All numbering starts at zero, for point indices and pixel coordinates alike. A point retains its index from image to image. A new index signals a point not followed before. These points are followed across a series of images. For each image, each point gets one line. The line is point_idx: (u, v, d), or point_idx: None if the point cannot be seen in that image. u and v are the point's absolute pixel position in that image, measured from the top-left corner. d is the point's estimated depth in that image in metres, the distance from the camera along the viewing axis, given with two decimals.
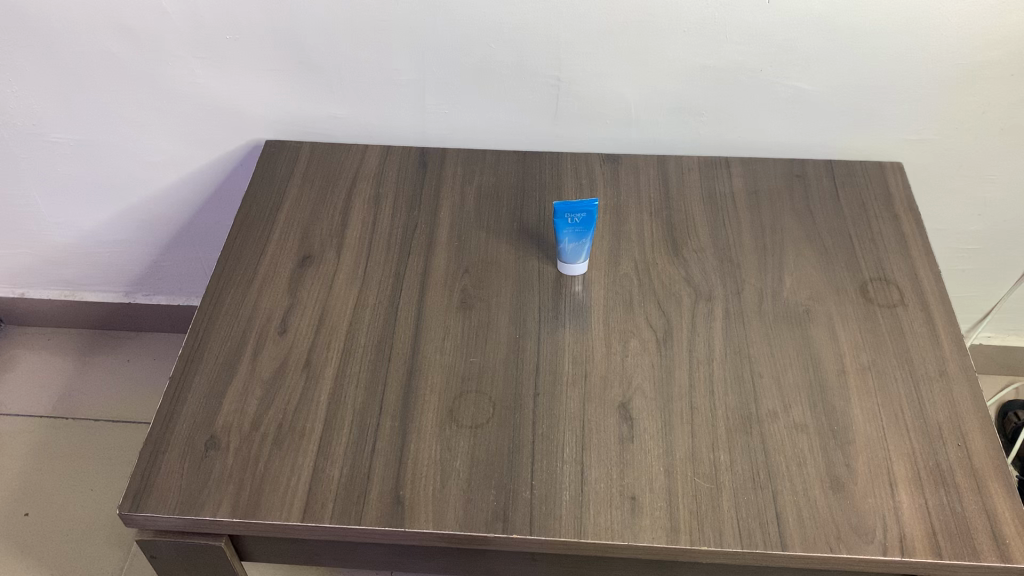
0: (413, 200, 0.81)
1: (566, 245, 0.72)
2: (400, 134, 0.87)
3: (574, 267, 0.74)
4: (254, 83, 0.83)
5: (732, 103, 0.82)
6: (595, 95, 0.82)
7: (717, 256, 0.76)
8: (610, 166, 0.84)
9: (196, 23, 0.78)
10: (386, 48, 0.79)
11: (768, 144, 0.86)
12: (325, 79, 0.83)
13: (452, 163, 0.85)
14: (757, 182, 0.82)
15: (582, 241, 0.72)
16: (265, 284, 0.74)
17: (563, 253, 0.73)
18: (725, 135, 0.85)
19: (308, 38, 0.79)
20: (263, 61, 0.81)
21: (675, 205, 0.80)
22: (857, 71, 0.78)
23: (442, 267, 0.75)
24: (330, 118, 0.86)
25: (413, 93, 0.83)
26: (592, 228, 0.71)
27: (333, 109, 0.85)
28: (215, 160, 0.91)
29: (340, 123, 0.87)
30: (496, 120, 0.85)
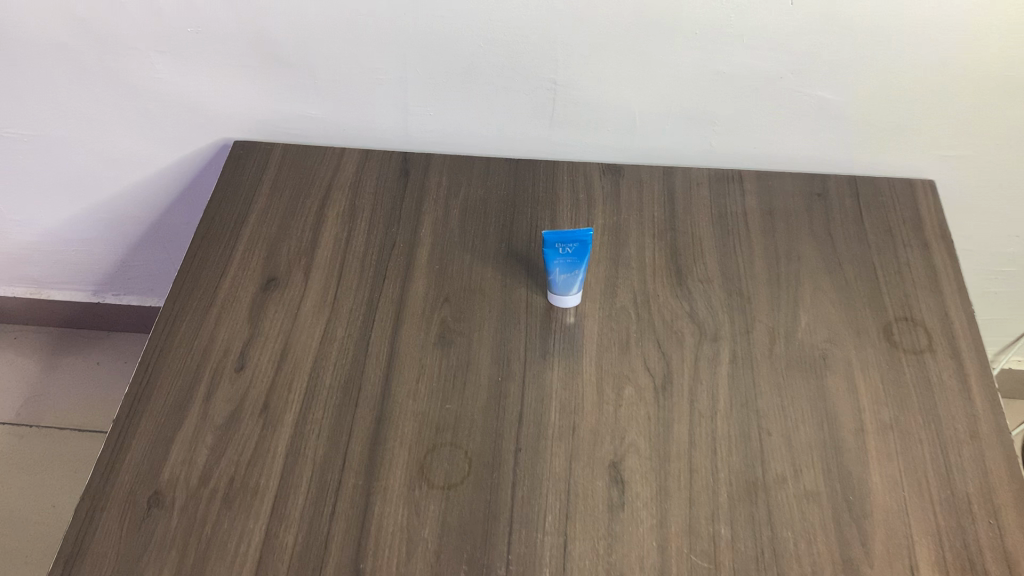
0: (391, 214, 0.73)
1: (554, 276, 0.65)
2: (382, 138, 0.79)
3: (564, 301, 0.67)
4: (220, 80, 0.75)
5: (748, 113, 0.74)
6: (596, 101, 0.74)
7: (725, 288, 0.68)
8: (611, 179, 0.76)
9: (153, 15, 0.70)
10: (363, 46, 0.71)
11: (787, 159, 0.77)
12: (297, 78, 0.74)
13: (436, 172, 0.77)
14: (773, 202, 0.74)
15: (574, 273, 0.64)
16: (224, 311, 0.67)
17: (553, 284, 0.66)
18: (739, 147, 0.77)
19: (276, 34, 0.70)
20: (229, 57, 0.73)
21: (680, 225, 0.72)
22: (888, 81, 0.70)
23: (421, 294, 0.68)
24: (304, 118, 0.78)
25: (394, 93, 0.75)
26: (586, 259, 0.64)
27: (306, 109, 0.77)
28: (182, 158, 0.84)
29: (315, 123, 0.79)
30: (485, 126, 0.77)
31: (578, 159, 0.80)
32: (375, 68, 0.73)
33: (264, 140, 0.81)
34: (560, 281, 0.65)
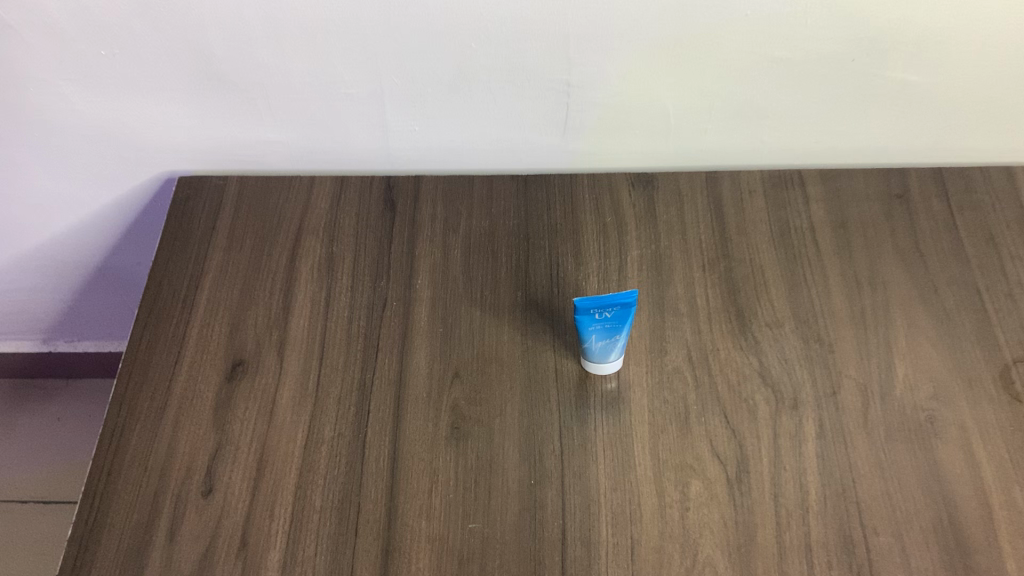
0: (378, 263, 0.59)
1: (588, 342, 0.52)
2: (358, 160, 0.65)
3: (600, 368, 0.54)
4: (152, 108, 0.60)
5: (808, 103, 0.59)
6: (621, 103, 0.59)
7: (800, 334, 0.55)
8: (643, 194, 0.62)
9: (54, 39, 0.54)
10: (321, 55, 0.56)
11: (854, 151, 0.63)
12: (243, 99, 0.59)
13: (429, 200, 0.62)
14: (845, 212, 0.60)
15: (614, 339, 0.51)
16: (182, 413, 0.54)
17: (588, 351, 0.52)
18: (796, 142, 0.63)
19: (214, 51, 0.55)
20: (158, 82, 0.58)
21: (735, 251, 0.59)
22: (989, 56, 0.55)
23: (424, 371, 0.55)
24: (260, 144, 0.64)
25: (369, 110, 0.60)
26: (629, 322, 0.51)
27: (262, 134, 0.63)
28: (119, 195, 0.69)
29: (275, 149, 0.64)
30: (483, 139, 0.63)
31: (599, 168, 0.65)
32: (340, 81, 0.58)
33: (216, 171, 0.66)
34: (595, 348, 0.52)
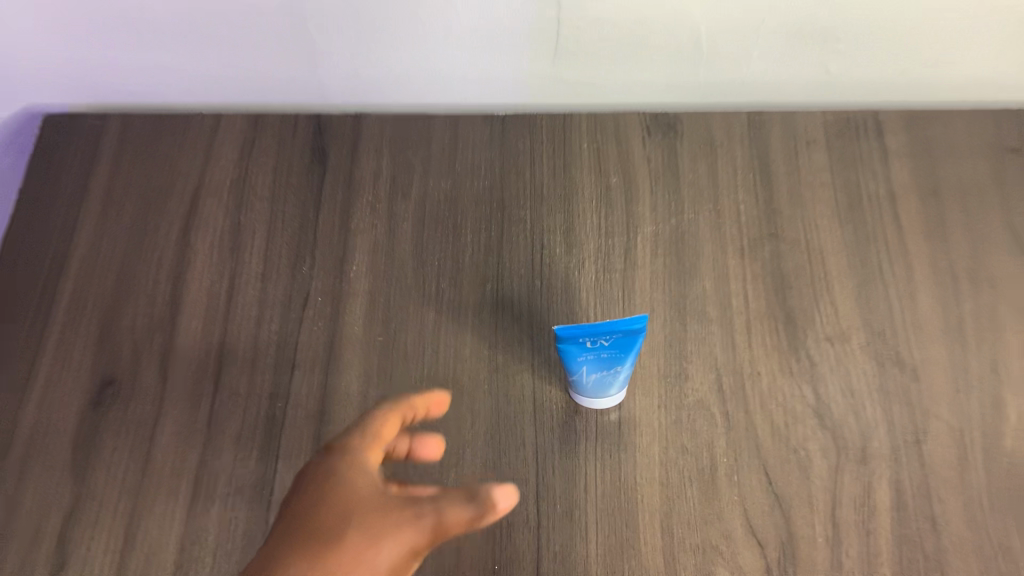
0: (300, 240, 0.44)
1: (577, 374, 0.37)
2: (276, 96, 0.48)
3: (592, 403, 0.39)
4: None
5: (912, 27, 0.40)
6: (634, 24, 0.40)
7: (873, 352, 0.40)
8: (662, 142, 0.46)
9: None
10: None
11: (967, 84, 0.45)
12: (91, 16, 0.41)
13: (371, 150, 0.46)
14: (938, 174, 0.44)
15: (613, 372, 0.37)
16: (30, 453, 0.40)
17: (579, 384, 0.38)
18: (886, 75, 0.44)
19: None
20: None
21: (785, 228, 0.43)
22: None
23: (355, 399, 0.40)
24: (141, 77, 0.46)
25: (274, 32, 0.42)
26: (634, 351, 0.36)
27: (139, 64, 0.45)
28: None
29: (162, 83, 0.47)
30: (441, 69, 0.44)
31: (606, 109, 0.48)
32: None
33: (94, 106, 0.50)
34: (586, 381, 0.37)
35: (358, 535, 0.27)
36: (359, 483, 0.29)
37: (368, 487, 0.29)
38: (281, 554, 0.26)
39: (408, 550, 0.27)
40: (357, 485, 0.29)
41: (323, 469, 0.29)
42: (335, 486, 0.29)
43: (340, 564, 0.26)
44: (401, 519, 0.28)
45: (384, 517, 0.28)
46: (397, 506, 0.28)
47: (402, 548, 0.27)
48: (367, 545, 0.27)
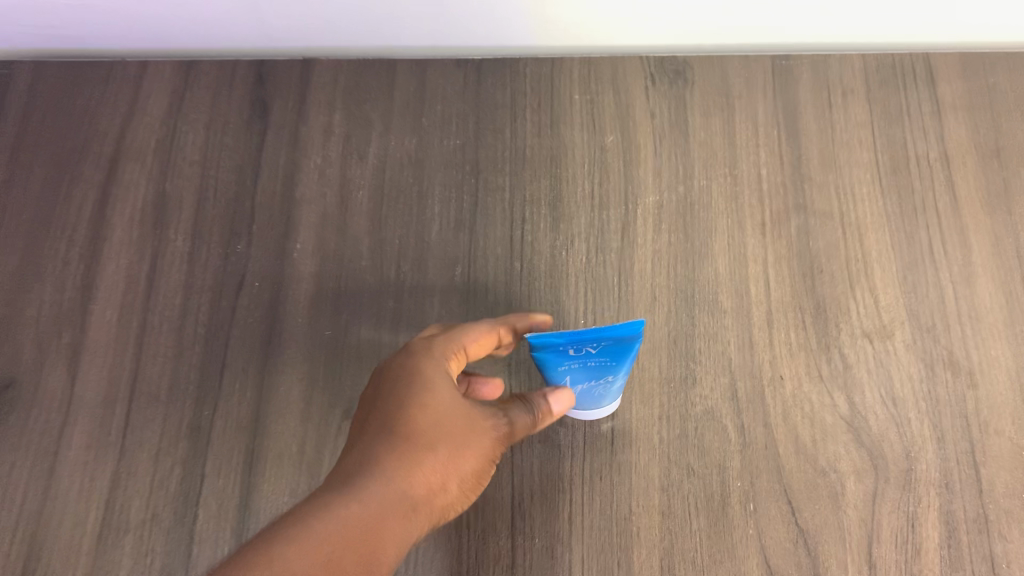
0: (235, 213, 0.37)
1: (560, 383, 0.30)
2: (208, 38, 0.39)
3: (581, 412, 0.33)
4: None
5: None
6: None
7: (920, 352, 0.33)
8: (668, 94, 0.38)
9: None
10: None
11: None
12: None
13: (321, 103, 0.39)
14: (1002, 132, 0.37)
15: (605, 382, 0.30)
16: None
17: (563, 394, 0.31)
18: (953, 12, 0.35)
19: None
20: None
21: (815, 198, 0.36)
22: None
23: (296, 407, 0.34)
24: (38, 24, 0.38)
25: None
26: (630, 358, 0.29)
27: (32, 10, 0.36)
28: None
29: (66, 28, 0.38)
30: (401, 8, 0.36)
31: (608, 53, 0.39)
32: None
33: None
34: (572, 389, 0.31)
35: (447, 440, 0.27)
36: (444, 382, 0.28)
37: (446, 383, 0.28)
38: (379, 446, 0.26)
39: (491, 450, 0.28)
40: (444, 381, 0.28)
41: (403, 361, 0.29)
42: (421, 380, 0.28)
43: (433, 468, 0.26)
44: (483, 423, 0.28)
45: (468, 423, 0.28)
46: (477, 407, 0.29)
47: (480, 460, 0.28)
48: (456, 450, 0.27)
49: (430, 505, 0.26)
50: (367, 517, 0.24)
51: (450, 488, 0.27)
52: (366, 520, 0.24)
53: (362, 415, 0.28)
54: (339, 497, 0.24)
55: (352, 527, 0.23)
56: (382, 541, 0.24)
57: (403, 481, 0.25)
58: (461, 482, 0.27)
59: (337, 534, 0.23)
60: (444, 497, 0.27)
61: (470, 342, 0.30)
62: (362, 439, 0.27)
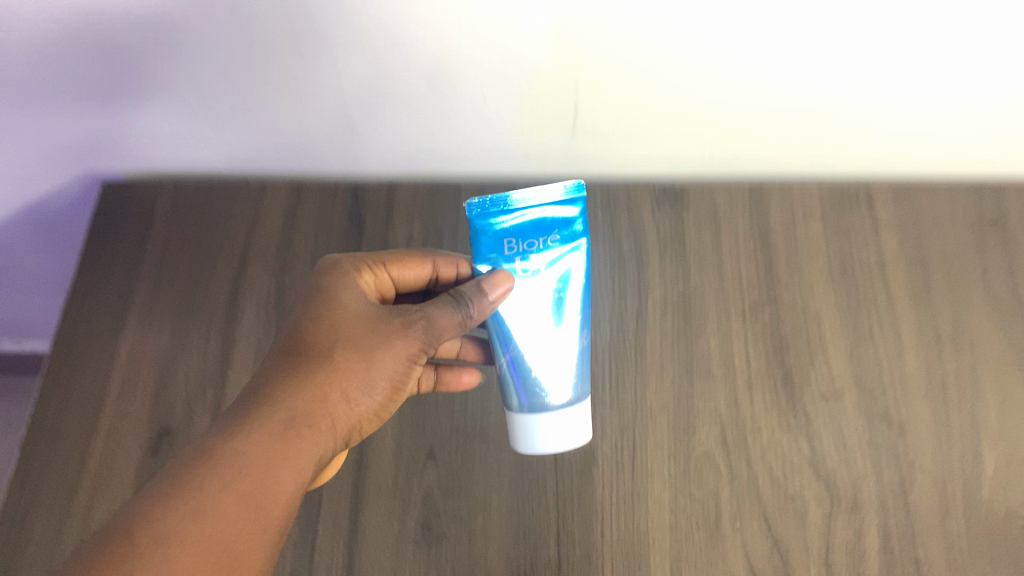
0: None
1: (512, 350, 0.37)
2: (318, 164, 0.51)
3: (551, 446, 0.37)
4: (57, 116, 0.47)
5: (912, 98, 0.43)
6: (642, 107, 0.44)
7: (863, 409, 0.44)
8: (669, 214, 0.50)
9: None
10: (235, 32, 0.40)
11: (951, 157, 0.48)
12: (155, 90, 0.44)
13: (403, 218, 0.51)
14: (923, 244, 0.48)
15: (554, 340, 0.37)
16: (96, 495, 0.43)
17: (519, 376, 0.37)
18: (874, 150, 0.48)
19: (117, 57, 0.42)
20: (59, 90, 0.44)
21: (784, 294, 0.47)
22: None
23: (389, 452, 0.44)
24: (196, 150, 0.50)
25: (314, 119, 0.46)
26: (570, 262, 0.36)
27: (198, 139, 0.49)
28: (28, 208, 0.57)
29: (215, 155, 0.51)
30: (469, 141, 0.48)
31: (623, 182, 0.51)
32: (290, 55, 0.41)
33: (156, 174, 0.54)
34: (523, 364, 0.37)
35: (350, 363, 0.36)
36: (353, 316, 0.38)
37: (354, 318, 0.38)
38: (292, 376, 0.36)
39: (388, 360, 0.37)
40: (351, 322, 0.37)
41: (325, 300, 0.38)
42: (331, 323, 0.37)
43: (335, 390, 0.36)
44: (392, 345, 0.37)
45: (368, 340, 0.37)
46: (388, 328, 0.38)
47: (383, 378, 0.37)
48: (355, 373, 0.36)
49: (327, 415, 0.35)
50: (279, 438, 0.34)
51: (346, 400, 0.36)
52: (275, 439, 0.33)
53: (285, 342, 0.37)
54: (255, 420, 0.34)
55: (254, 444, 0.33)
56: (285, 450, 0.33)
57: (309, 405, 0.35)
58: (364, 397, 0.37)
59: (249, 453, 0.32)
60: (346, 411, 0.36)
61: (399, 263, 0.42)
62: (275, 364, 0.36)
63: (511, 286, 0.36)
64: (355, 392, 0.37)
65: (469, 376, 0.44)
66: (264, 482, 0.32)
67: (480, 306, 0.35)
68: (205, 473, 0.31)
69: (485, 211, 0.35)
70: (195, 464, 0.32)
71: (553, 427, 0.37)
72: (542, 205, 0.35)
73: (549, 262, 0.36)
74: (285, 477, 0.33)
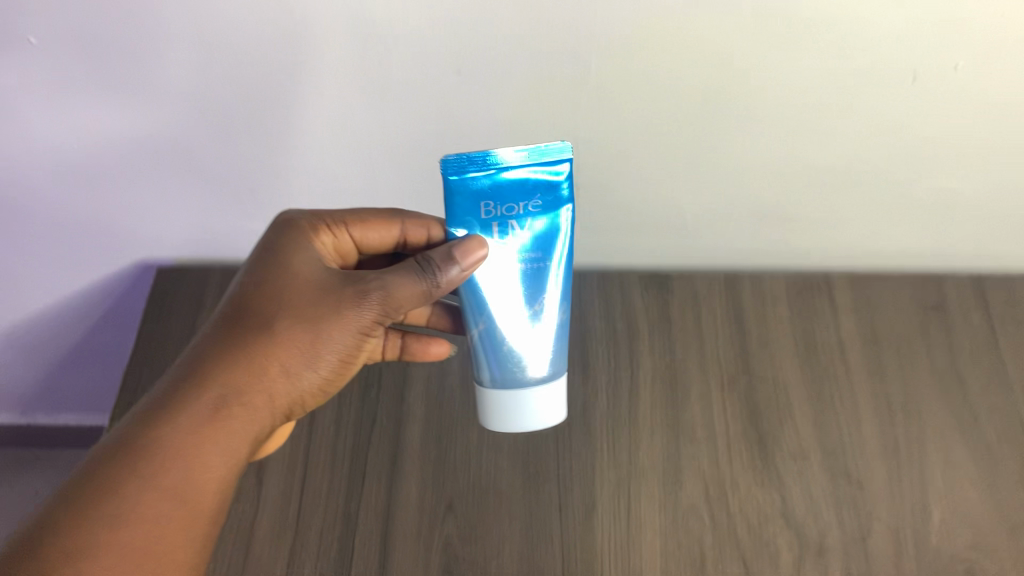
0: (365, 374, 0.56)
1: (485, 318, 0.40)
2: None
3: (543, 419, 0.42)
4: (134, 210, 0.55)
5: (854, 200, 0.52)
6: (633, 206, 0.53)
7: (827, 467, 0.50)
8: (656, 298, 0.57)
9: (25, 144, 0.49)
10: (300, 144, 0.48)
11: (898, 255, 0.56)
12: (223, 189, 0.52)
13: None
14: (877, 327, 0.56)
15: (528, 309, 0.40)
16: None
17: (496, 348, 0.41)
18: (831, 244, 0.56)
19: (196, 160, 0.50)
20: (141, 187, 0.52)
21: (757, 368, 0.54)
22: None
23: (414, 503, 0.50)
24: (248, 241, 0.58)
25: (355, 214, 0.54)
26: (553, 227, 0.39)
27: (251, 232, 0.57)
28: (90, 290, 0.64)
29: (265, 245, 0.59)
30: None
31: (616, 271, 0.59)
32: (341, 158, 0.49)
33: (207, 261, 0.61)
34: (497, 334, 0.40)
35: (298, 339, 0.39)
36: (308, 290, 0.40)
37: (309, 291, 0.40)
38: (240, 349, 0.38)
39: (335, 332, 0.39)
40: (305, 294, 0.39)
41: (283, 271, 0.40)
42: (285, 295, 0.39)
43: (279, 366, 0.38)
44: (342, 320, 0.39)
45: (320, 313, 0.39)
46: (343, 301, 0.40)
47: (328, 352, 0.40)
48: (300, 349, 0.39)
49: (265, 390, 0.38)
50: (214, 419, 0.37)
51: (289, 374, 0.39)
52: (211, 419, 0.36)
53: (239, 307, 0.39)
54: (195, 399, 0.36)
55: (190, 424, 0.36)
56: (218, 430, 0.37)
57: (249, 384, 0.38)
58: (307, 370, 0.40)
59: (182, 434, 0.36)
60: (287, 385, 0.39)
61: (364, 229, 0.46)
62: (227, 330, 0.38)
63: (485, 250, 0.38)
64: (296, 365, 0.39)
65: (438, 347, 0.50)
66: (192, 465, 0.36)
67: (452, 274, 0.38)
68: (139, 461, 0.35)
69: (462, 171, 0.37)
70: (133, 451, 0.35)
71: (543, 405, 0.42)
72: (518, 169, 0.37)
73: (526, 225, 0.38)
74: (214, 453, 0.36)
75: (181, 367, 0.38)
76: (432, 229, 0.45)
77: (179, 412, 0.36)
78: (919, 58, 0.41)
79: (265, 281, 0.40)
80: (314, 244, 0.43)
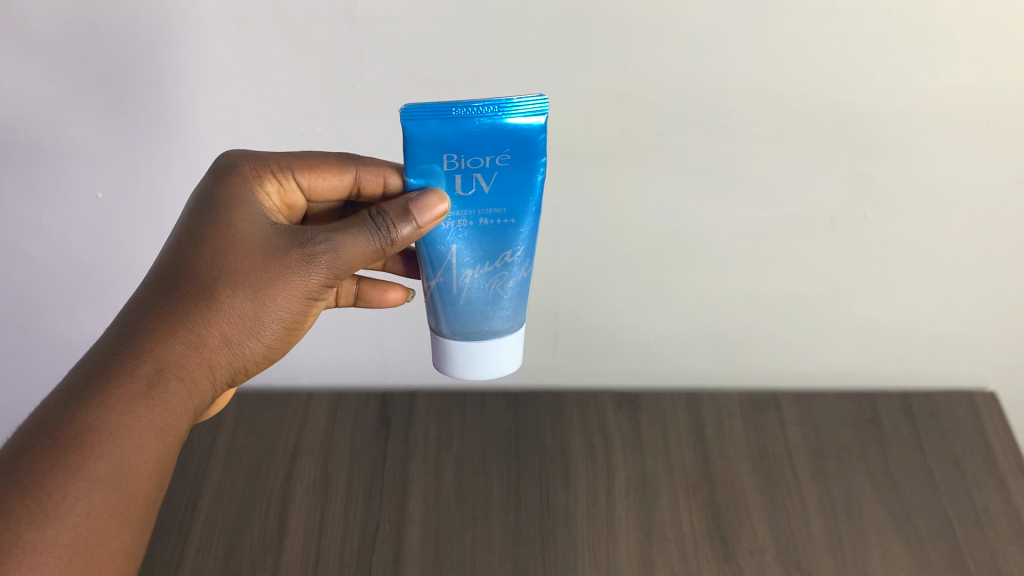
0: (369, 486, 0.62)
1: (444, 273, 0.40)
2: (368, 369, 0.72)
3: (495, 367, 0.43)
4: None
5: (785, 327, 0.62)
6: (603, 326, 0.63)
7: (782, 560, 0.56)
8: (627, 414, 0.66)
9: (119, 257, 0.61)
10: None
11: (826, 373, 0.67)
12: None
13: (422, 419, 0.67)
14: (819, 439, 0.64)
15: (488, 267, 0.40)
16: None
17: (452, 298, 0.41)
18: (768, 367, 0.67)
19: None
20: None
21: (718, 477, 0.62)
22: (949, 283, 0.57)
23: None
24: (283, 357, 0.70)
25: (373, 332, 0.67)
26: (527, 185, 0.37)
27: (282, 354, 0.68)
28: None
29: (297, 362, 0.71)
30: None
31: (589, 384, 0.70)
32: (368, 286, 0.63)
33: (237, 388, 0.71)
34: (453, 285, 0.40)
35: (241, 305, 0.39)
36: (251, 249, 0.40)
37: (249, 252, 0.40)
38: (181, 312, 0.38)
39: (281, 298, 0.40)
40: (248, 256, 0.40)
41: (224, 231, 0.40)
42: (228, 258, 0.39)
43: (220, 332, 0.39)
44: (287, 282, 0.40)
45: (265, 277, 0.39)
46: (286, 262, 0.40)
47: (270, 316, 0.41)
48: (243, 316, 0.39)
49: (206, 358, 0.39)
50: (146, 396, 0.36)
51: (228, 343, 0.40)
52: (146, 394, 0.36)
53: (178, 266, 0.39)
54: (131, 372, 0.36)
55: (120, 405, 0.35)
56: (146, 411, 0.36)
57: (191, 352, 0.38)
58: (249, 337, 0.40)
59: (118, 411, 0.35)
60: (228, 351, 0.40)
61: (314, 173, 0.45)
62: (164, 294, 0.38)
63: (446, 206, 0.37)
64: (238, 335, 0.40)
65: (395, 295, 0.54)
66: (127, 440, 0.35)
67: (411, 231, 0.37)
68: (74, 442, 0.34)
69: (427, 120, 0.34)
70: (68, 424, 0.34)
71: (494, 355, 0.43)
72: (490, 122, 0.34)
73: (494, 182, 0.36)
74: (147, 432, 0.36)
75: (112, 338, 0.37)
76: (388, 177, 0.44)
77: (115, 382, 0.36)
78: (833, 213, 0.53)
79: (205, 241, 0.40)
80: (257, 197, 0.43)
